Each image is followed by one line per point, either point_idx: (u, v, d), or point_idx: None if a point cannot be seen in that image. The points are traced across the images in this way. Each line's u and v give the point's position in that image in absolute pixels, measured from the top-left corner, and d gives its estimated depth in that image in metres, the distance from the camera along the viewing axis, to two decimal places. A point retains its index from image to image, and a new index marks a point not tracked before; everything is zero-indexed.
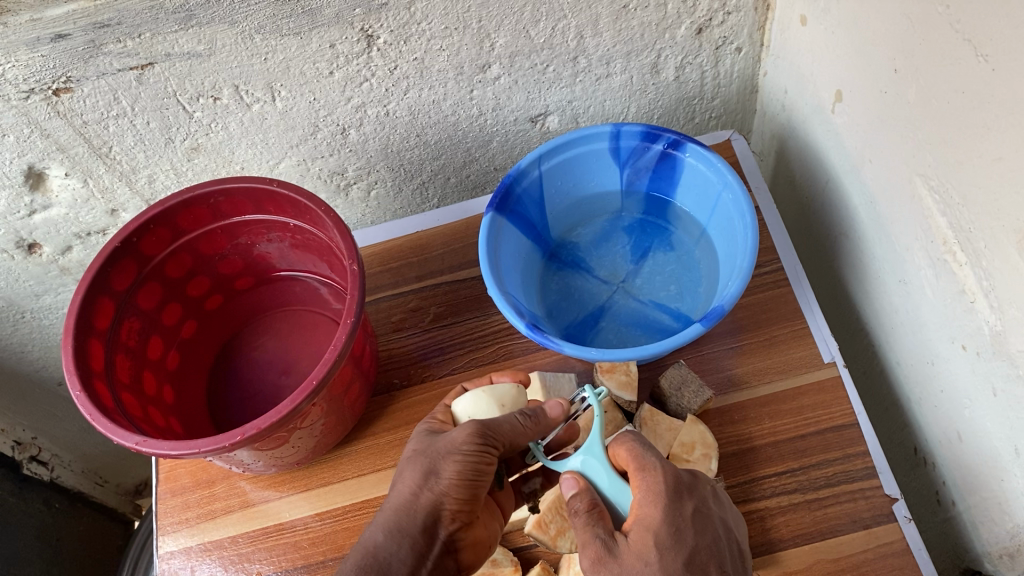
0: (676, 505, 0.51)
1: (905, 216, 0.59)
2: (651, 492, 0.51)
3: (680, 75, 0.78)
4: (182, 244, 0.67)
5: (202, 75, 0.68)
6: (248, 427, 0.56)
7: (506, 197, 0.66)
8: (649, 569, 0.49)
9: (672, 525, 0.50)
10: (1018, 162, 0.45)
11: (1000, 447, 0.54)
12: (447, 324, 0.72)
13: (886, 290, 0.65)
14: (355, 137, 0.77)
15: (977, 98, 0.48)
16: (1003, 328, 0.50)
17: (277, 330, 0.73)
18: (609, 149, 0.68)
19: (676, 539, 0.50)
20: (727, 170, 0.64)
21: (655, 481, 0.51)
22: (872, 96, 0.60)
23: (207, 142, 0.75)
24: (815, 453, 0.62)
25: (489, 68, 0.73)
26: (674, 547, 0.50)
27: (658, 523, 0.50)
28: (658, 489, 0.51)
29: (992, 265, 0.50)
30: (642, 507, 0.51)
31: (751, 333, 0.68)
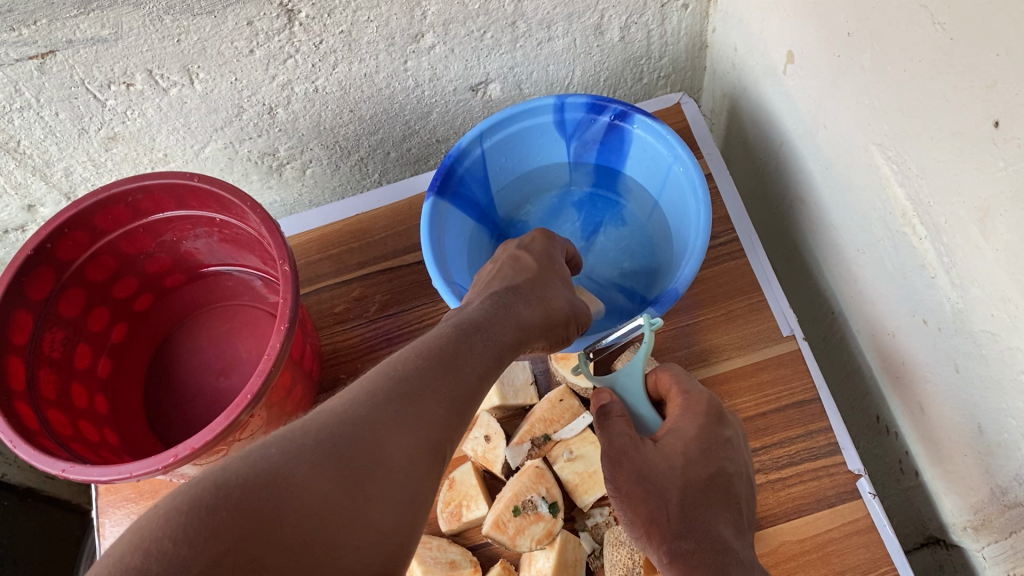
0: (713, 427, 0.54)
1: (862, 186, 0.57)
2: (689, 410, 0.54)
3: (626, 35, 0.74)
4: (103, 246, 0.62)
5: (110, 61, 0.62)
6: (181, 447, 0.52)
7: (447, 178, 0.63)
8: (672, 471, 0.51)
9: (704, 441, 0.53)
10: (979, 138, 0.43)
11: (962, 423, 0.53)
12: (393, 313, 0.69)
13: (844, 259, 0.63)
14: (284, 116, 0.72)
15: (935, 68, 0.45)
16: (965, 306, 0.48)
17: (214, 329, 0.70)
18: (553, 122, 0.65)
19: (705, 454, 0.52)
20: (677, 142, 0.61)
21: (699, 400, 0.54)
22: (825, 59, 0.57)
23: (124, 131, 0.70)
24: (777, 432, 0.61)
25: (422, 37, 0.68)
26: (701, 462, 0.52)
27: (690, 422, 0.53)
28: (699, 407, 0.54)
29: (953, 240, 0.48)
30: (678, 419, 0.54)
31: (707, 308, 0.66)
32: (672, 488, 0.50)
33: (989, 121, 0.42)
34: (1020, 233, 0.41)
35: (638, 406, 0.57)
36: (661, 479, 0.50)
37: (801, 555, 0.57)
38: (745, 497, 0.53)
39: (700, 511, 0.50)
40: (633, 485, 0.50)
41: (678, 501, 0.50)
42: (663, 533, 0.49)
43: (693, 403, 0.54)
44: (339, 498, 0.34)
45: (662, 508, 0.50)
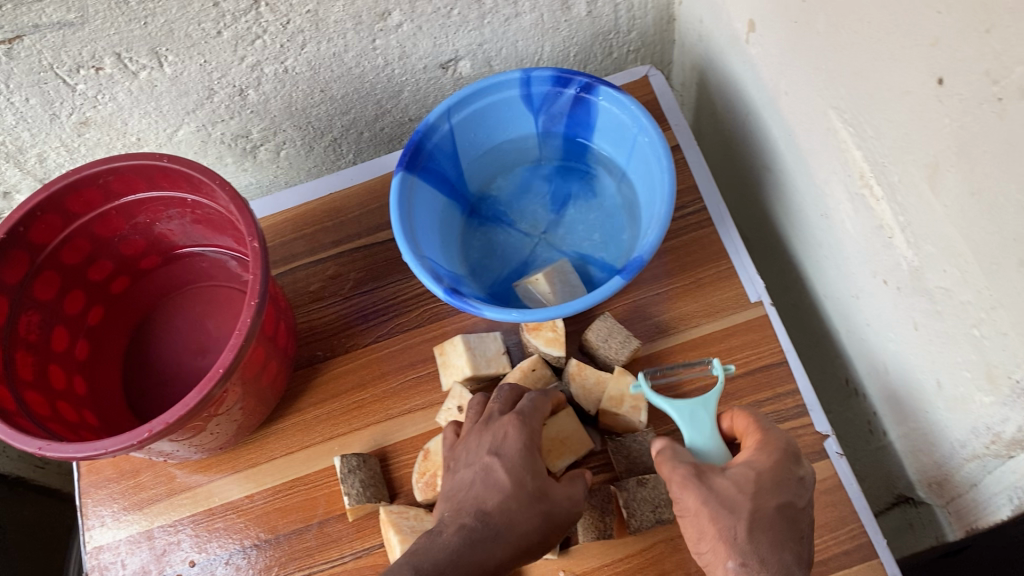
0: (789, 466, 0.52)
1: (822, 150, 0.58)
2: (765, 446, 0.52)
3: (593, 10, 0.74)
4: (76, 229, 0.63)
5: (78, 45, 0.63)
6: (156, 422, 0.53)
7: (416, 154, 0.63)
8: (741, 497, 0.49)
9: (779, 473, 0.51)
10: (926, 96, 0.43)
11: (923, 380, 0.53)
12: (368, 290, 0.70)
13: (809, 224, 0.64)
14: (254, 97, 0.73)
15: (883, 29, 0.45)
16: (920, 263, 0.49)
17: (190, 310, 0.70)
18: (520, 96, 0.65)
19: (777, 487, 0.50)
20: (641, 113, 0.61)
21: (774, 438, 0.53)
22: (783, 26, 0.57)
23: (96, 115, 0.70)
24: (745, 395, 0.62)
25: (389, 15, 0.69)
26: (773, 492, 0.50)
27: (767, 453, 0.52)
28: (774, 444, 0.52)
29: (907, 199, 0.49)
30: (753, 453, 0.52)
31: (676, 277, 0.66)
32: (742, 513, 0.49)
33: (933, 79, 0.42)
34: (967, 189, 0.42)
35: (711, 444, 0.55)
36: (731, 503, 0.49)
37: None
38: (808, 527, 0.51)
39: (767, 537, 0.49)
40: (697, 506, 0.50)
41: (748, 527, 0.49)
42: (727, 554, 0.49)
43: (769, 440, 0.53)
44: None
45: (730, 529, 0.49)
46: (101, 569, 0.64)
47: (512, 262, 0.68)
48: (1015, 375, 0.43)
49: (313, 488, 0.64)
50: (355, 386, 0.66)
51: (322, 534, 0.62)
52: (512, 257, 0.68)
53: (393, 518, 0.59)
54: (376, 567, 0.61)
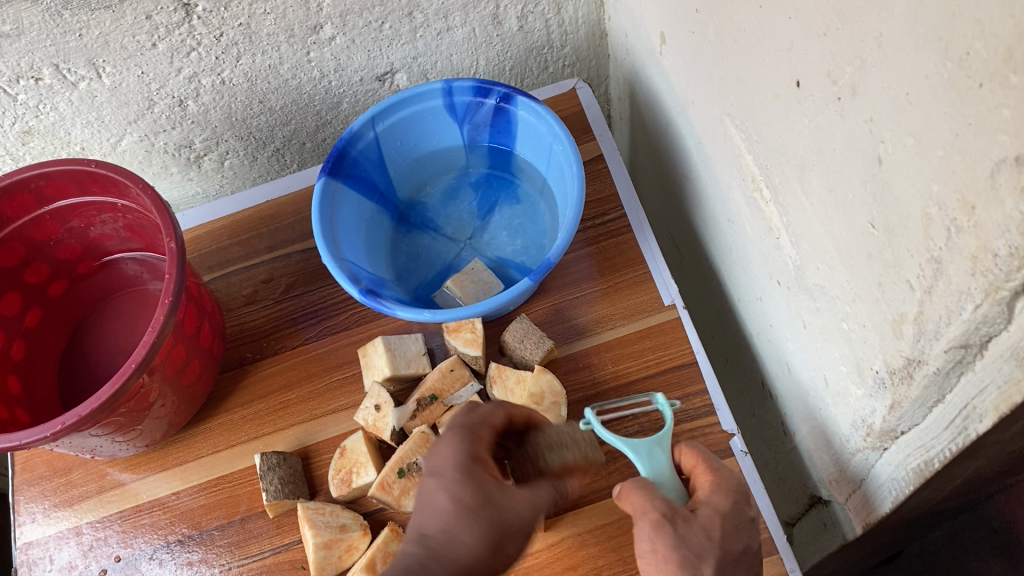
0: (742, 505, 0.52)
1: (723, 155, 0.60)
2: (721, 484, 0.52)
3: (524, 25, 0.77)
4: (11, 233, 0.65)
5: (15, 56, 0.65)
6: (69, 415, 0.55)
7: (340, 161, 0.65)
8: (706, 544, 0.49)
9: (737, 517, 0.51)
10: (789, 98, 0.45)
11: (815, 377, 0.55)
12: (299, 294, 0.72)
13: (720, 230, 0.66)
14: (194, 108, 0.75)
15: (753, 35, 0.47)
16: (801, 262, 0.51)
17: (125, 313, 0.72)
18: (443, 106, 0.68)
19: (737, 529, 0.51)
20: (555, 121, 0.64)
21: (728, 477, 0.53)
22: (685, 37, 0.59)
23: (38, 125, 0.73)
24: (657, 395, 0.63)
25: (321, 28, 0.71)
26: (733, 536, 0.50)
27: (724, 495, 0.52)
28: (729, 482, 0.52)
29: (787, 200, 0.50)
30: (711, 494, 0.52)
31: (596, 281, 0.68)
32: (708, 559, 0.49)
33: (793, 81, 0.44)
34: (825, 186, 0.44)
35: (666, 481, 0.55)
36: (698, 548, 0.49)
37: None
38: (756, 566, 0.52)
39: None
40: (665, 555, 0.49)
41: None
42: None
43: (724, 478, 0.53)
44: None
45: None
46: (30, 564, 0.66)
47: (436, 266, 0.70)
48: (875, 367, 0.44)
49: (237, 486, 0.65)
50: (281, 387, 0.68)
51: (243, 530, 0.64)
52: (437, 261, 0.70)
53: (308, 514, 0.61)
54: (293, 562, 0.62)
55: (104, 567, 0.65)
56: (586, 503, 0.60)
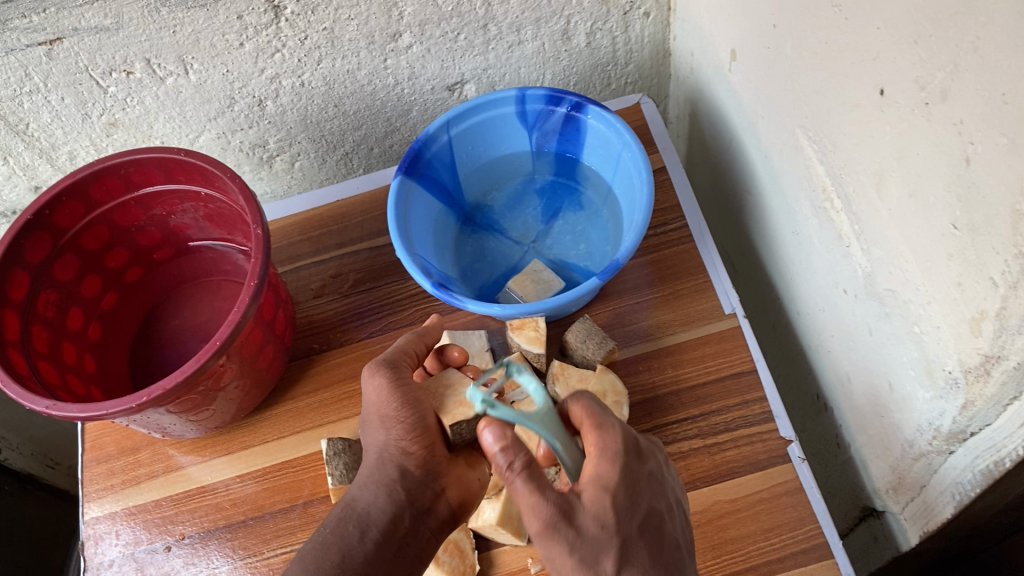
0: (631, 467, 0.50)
1: (792, 168, 0.61)
2: (605, 451, 0.49)
3: (592, 41, 0.79)
4: (97, 216, 0.68)
5: (112, 49, 0.68)
6: (154, 388, 0.57)
7: (415, 161, 0.68)
8: (601, 534, 0.48)
9: (630, 488, 0.50)
10: (871, 107, 0.47)
11: (878, 384, 0.56)
12: (365, 290, 0.74)
13: (783, 242, 0.68)
14: (272, 108, 0.78)
15: (835, 47, 0.49)
16: (872, 268, 0.53)
17: (197, 301, 0.75)
18: (516, 113, 0.70)
19: (632, 504, 0.50)
20: (626, 130, 0.66)
21: (614, 439, 0.49)
22: (759, 53, 0.62)
23: (124, 118, 0.76)
24: (716, 400, 0.65)
25: (400, 36, 0.74)
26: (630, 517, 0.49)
27: (609, 462, 0.49)
28: (613, 448, 0.49)
29: (860, 208, 0.52)
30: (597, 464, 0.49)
31: (657, 287, 0.70)
32: None
33: (876, 90, 0.46)
34: (905, 191, 0.46)
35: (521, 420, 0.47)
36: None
37: (732, 513, 0.61)
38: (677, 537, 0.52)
39: None
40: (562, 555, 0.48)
41: None
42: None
43: (608, 442, 0.49)
44: (391, 541, 0.52)
45: None
46: (97, 539, 0.67)
47: (501, 267, 0.72)
48: (948, 368, 0.45)
49: (301, 471, 0.67)
50: (346, 377, 0.70)
51: (306, 514, 0.65)
52: (502, 262, 0.72)
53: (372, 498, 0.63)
54: None
55: (167, 543, 0.66)
56: None
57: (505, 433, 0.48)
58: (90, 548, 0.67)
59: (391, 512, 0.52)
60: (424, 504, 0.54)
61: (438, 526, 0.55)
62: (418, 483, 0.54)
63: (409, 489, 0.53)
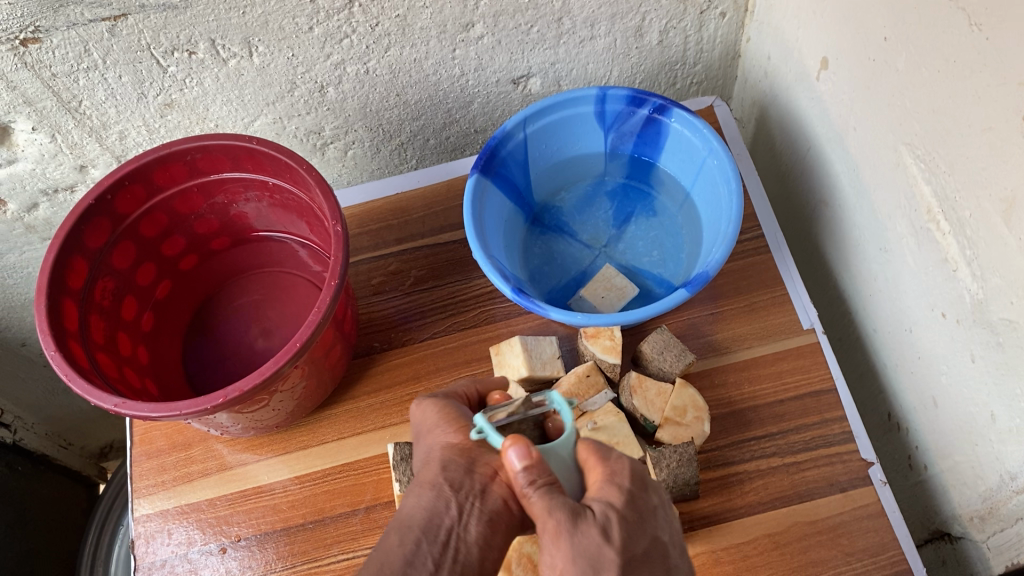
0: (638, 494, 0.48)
1: (888, 186, 0.60)
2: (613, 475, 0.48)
3: (664, 40, 0.77)
4: (158, 203, 0.65)
5: (177, 28, 0.65)
6: (230, 389, 0.55)
7: (491, 159, 0.66)
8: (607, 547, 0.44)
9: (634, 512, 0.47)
10: (1009, 132, 0.45)
11: (975, 413, 0.55)
12: (426, 289, 0.72)
13: (865, 259, 0.66)
14: (333, 95, 0.75)
15: (968, 67, 0.48)
16: (985, 296, 0.51)
17: (253, 292, 0.72)
18: (594, 113, 0.68)
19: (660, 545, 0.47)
20: (713, 136, 0.64)
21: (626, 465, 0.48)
22: (859, 65, 0.60)
23: (180, 98, 0.73)
24: (793, 418, 0.63)
25: (472, 27, 0.71)
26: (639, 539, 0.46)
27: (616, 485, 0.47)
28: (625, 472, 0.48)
29: (976, 234, 0.51)
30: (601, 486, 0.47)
31: (731, 299, 0.68)
32: None
33: (1019, 115, 0.44)
34: None
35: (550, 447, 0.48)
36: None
37: (812, 535, 0.59)
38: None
39: None
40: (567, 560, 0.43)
41: None
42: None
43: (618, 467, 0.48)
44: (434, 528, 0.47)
45: None
46: (147, 537, 0.65)
47: (571, 271, 0.70)
48: None
49: (362, 474, 0.65)
50: (408, 379, 0.69)
51: (369, 519, 0.63)
52: (572, 266, 0.70)
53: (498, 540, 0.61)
54: None
55: (222, 545, 0.64)
56: (720, 521, 0.60)
57: (531, 453, 0.45)
58: (141, 546, 0.65)
59: (435, 508, 0.48)
60: (474, 491, 0.49)
61: (492, 516, 0.49)
62: (462, 473, 0.50)
63: (454, 480, 0.49)
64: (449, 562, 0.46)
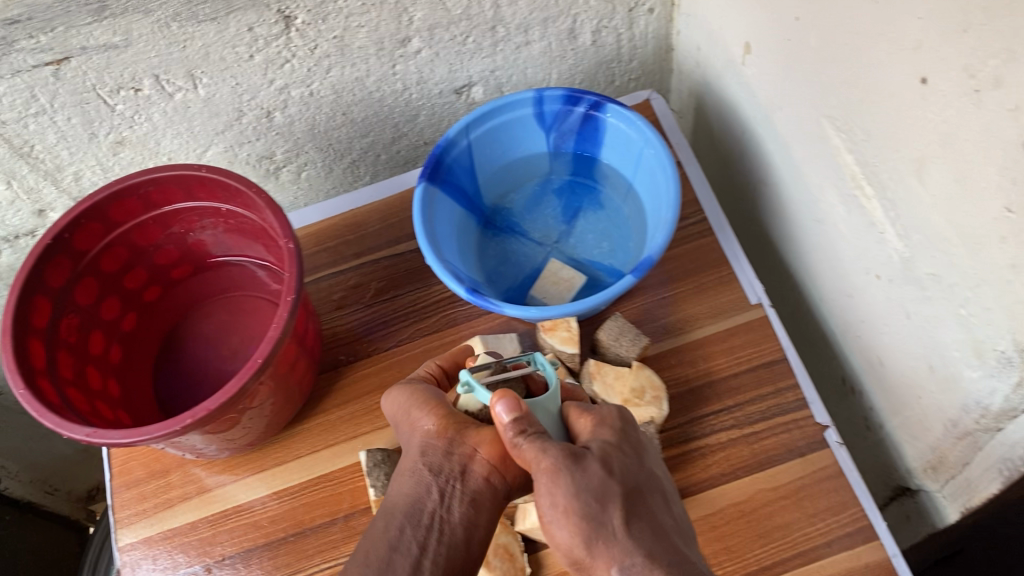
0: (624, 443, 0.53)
1: (816, 159, 0.62)
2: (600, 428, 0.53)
3: (597, 39, 0.80)
4: (116, 237, 0.67)
5: (120, 67, 0.67)
6: (198, 409, 0.56)
7: (436, 167, 0.68)
8: (609, 479, 0.49)
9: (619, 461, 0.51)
10: (911, 95, 0.48)
11: (915, 366, 0.57)
12: (388, 298, 0.74)
13: (804, 231, 0.68)
14: (280, 119, 0.77)
15: (870, 38, 0.50)
16: (911, 254, 0.53)
17: (218, 317, 0.74)
18: (533, 114, 0.70)
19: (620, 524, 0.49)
20: (647, 127, 0.66)
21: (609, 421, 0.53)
22: (777, 45, 0.62)
23: (131, 135, 0.75)
24: (749, 390, 0.65)
25: (409, 42, 0.74)
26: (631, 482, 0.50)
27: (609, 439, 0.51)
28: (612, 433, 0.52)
29: (896, 195, 0.53)
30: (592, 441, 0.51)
31: (682, 281, 0.71)
32: None
33: (917, 78, 0.47)
34: (950, 177, 0.47)
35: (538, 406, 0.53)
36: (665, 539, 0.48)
37: (775, 501, 0.61)
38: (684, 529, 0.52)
39: None
40: (570, 499, 0.47)
41: None
42: (613, 552, 0.47)
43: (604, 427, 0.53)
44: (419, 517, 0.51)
45: None
46: (133, 565, 0.66)
47: (525, 269, 0.72)
48: (1000, 347, 0.46)
49: (338, 484, 0.67)
50: (375, 388, 0.70)
51: (348, 527, 0.65)
52: (525, 264, 0.72)
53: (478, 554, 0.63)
54: None
55: (206, 565, 0.65)
56: (686, 495, 0.62)
57: (519, 407, 0.50)
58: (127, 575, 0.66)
59: (417, 495, 0.53)
60: (453, 475, 0.53)
61: (474, 496, 0.53)
62: (442, 455, 0.54)
63: (434, 464, 0.54)
64: (433, 543, 0.50)
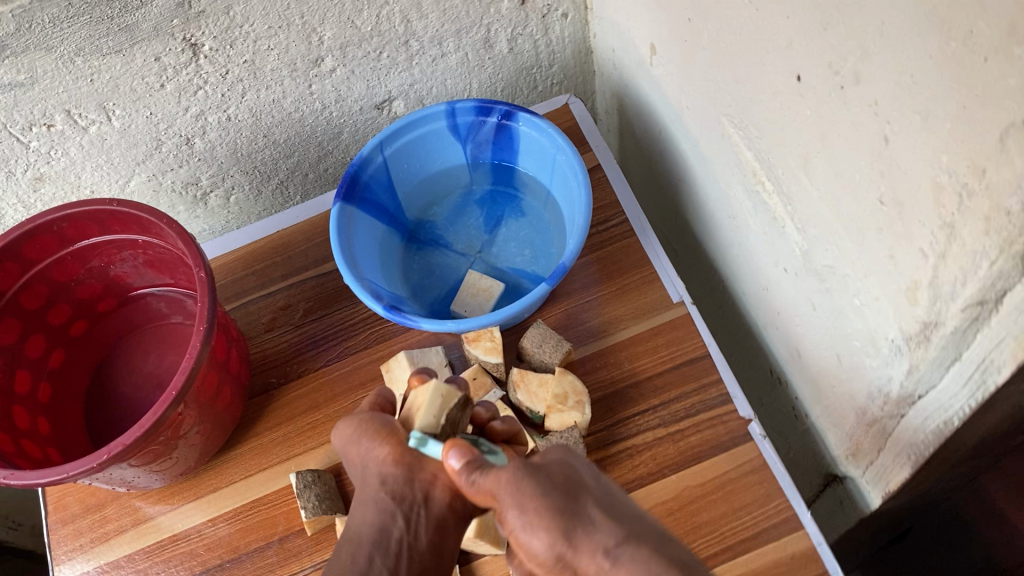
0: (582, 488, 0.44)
1: (722, 157, 0.63)
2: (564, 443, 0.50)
3: (514, 47, 0.80)
4: (34, 275, 0.67)
5: (29, 105, 0.67)
6: (114, 444, 0.56)
7: (352, 185, 0.68)
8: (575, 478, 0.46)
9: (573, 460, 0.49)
10: (791, 92, 0.49)
11: (827, 356, 0.58)
12: (317, 318, 0.75)
13: (721, 227, 0.69)
14: (201, 145, 0.77)
15: (751, 37, 0.51)
16: (809, 247, 0.54)
17: (147, 348, 0.74)
18: (447, 127, 0.71)
19: None
20: (557, 134, 0.67)
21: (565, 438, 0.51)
22: (677, 46, 0.63)
23: (50, 171, 0.74)
24: (673, 388, 0.66)
25: (322, 61, 0.74)
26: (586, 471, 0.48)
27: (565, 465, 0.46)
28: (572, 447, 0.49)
29: (791, 189, 0.54)
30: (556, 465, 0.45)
31: (606, 283, 0.71)
32: None
33: (794, 76, 0.47)
34: (832, 171, 0.47)
35: None
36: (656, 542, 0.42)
37: (701, 497, 0.62)
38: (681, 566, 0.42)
39: None
40: (537, 499, 0.43)
41: None
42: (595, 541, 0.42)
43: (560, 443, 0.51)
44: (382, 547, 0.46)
45: None
46: None
47: (450, 281, 0.72)
48: (890, 335, 0.47)
49: (272, 507, 0.67)
50: (307, 409, 0.71)
51: (283, 550, 0.65)
52: (450, 276, 0.72)
53: None
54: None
55: None
56: None
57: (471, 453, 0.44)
58: None
59: (383, 524, 0.47)
60: (418, 500, 0.47)
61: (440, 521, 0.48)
62: (404, 482, 0.48)
63: (396, 490, 0.47)
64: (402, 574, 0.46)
